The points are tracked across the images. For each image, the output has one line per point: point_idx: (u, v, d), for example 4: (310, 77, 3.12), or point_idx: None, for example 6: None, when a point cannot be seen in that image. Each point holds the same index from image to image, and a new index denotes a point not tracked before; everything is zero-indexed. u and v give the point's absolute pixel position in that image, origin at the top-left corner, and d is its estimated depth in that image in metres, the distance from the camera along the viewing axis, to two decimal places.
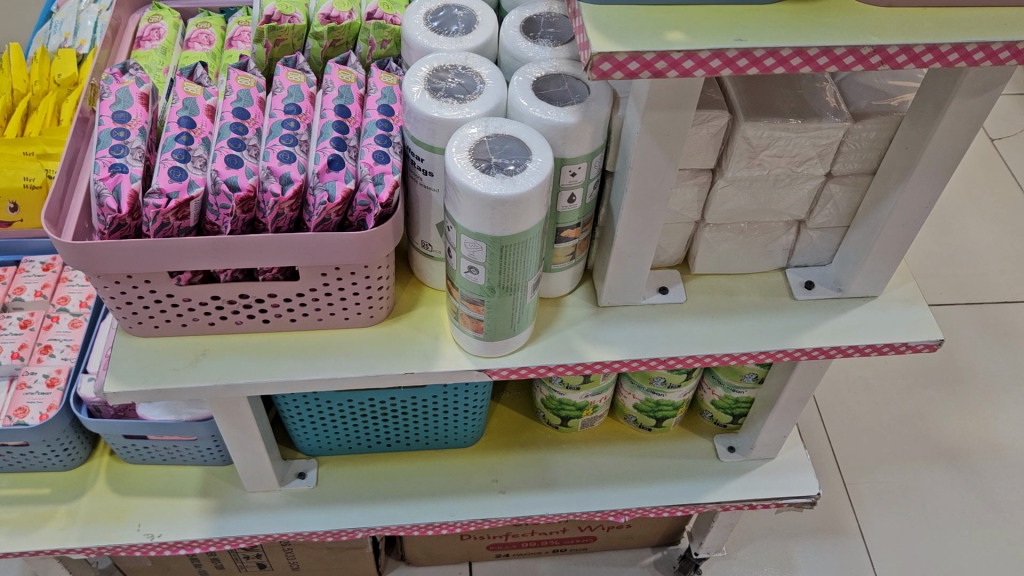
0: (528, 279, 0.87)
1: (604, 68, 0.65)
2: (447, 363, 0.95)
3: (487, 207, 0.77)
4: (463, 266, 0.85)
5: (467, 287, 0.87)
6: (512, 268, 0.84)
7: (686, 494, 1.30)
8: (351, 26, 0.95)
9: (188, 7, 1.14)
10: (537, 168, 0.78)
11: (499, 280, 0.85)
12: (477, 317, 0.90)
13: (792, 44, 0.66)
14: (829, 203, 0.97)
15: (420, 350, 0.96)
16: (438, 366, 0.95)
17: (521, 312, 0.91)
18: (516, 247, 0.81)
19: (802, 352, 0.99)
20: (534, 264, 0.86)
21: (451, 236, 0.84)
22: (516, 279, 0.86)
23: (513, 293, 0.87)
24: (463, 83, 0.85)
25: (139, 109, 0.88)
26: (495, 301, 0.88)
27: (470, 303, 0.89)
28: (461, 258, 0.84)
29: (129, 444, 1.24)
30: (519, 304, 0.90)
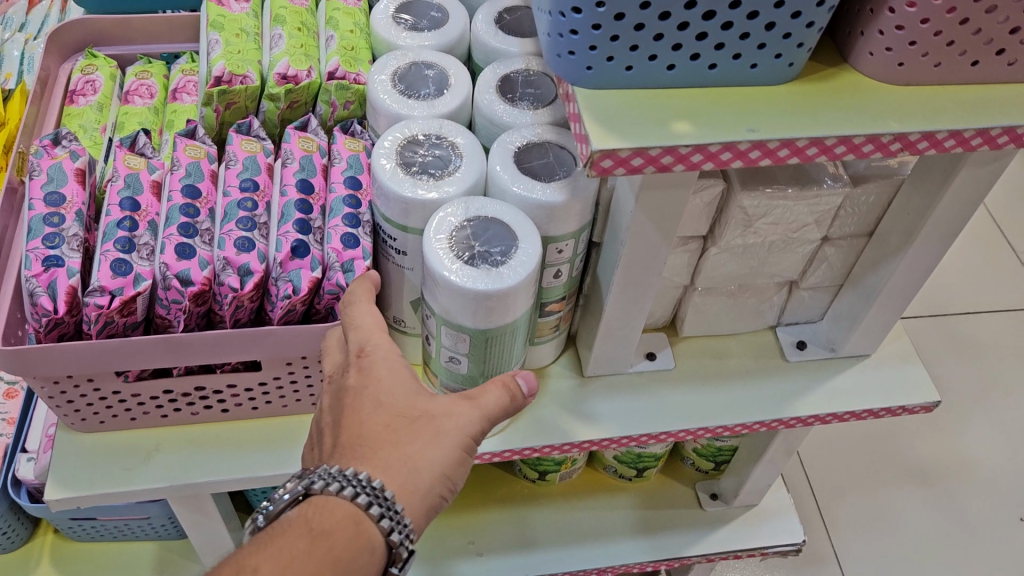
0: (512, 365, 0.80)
1: (605, 164, 0.60)
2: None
3: (472, 301, 0.70)
4: (442, 355, 0.78)
5: (445, 373, 0.80)
6: (495, 356, 0.77)
7: (669, 547, 1.26)
8: (309, 87, 0.86)
9: (125, 55, 1.04)
10: (524, 255, 0.71)
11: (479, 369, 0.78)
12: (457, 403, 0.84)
13: (808, 134, 0.60)
14: (823, 264, 0.92)
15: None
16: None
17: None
18: (502, 337, 0.75)
19: (797, 420, 0.94)
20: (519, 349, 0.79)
21: (429, 324, 0.77)
22: (500, 367, 0.79)
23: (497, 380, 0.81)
24: (438, 156, 0.78)
25: (74, 189, 0.79)
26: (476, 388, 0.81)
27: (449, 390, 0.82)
28: (441, 347, 0.77)
29: (75, 524, 1.15)
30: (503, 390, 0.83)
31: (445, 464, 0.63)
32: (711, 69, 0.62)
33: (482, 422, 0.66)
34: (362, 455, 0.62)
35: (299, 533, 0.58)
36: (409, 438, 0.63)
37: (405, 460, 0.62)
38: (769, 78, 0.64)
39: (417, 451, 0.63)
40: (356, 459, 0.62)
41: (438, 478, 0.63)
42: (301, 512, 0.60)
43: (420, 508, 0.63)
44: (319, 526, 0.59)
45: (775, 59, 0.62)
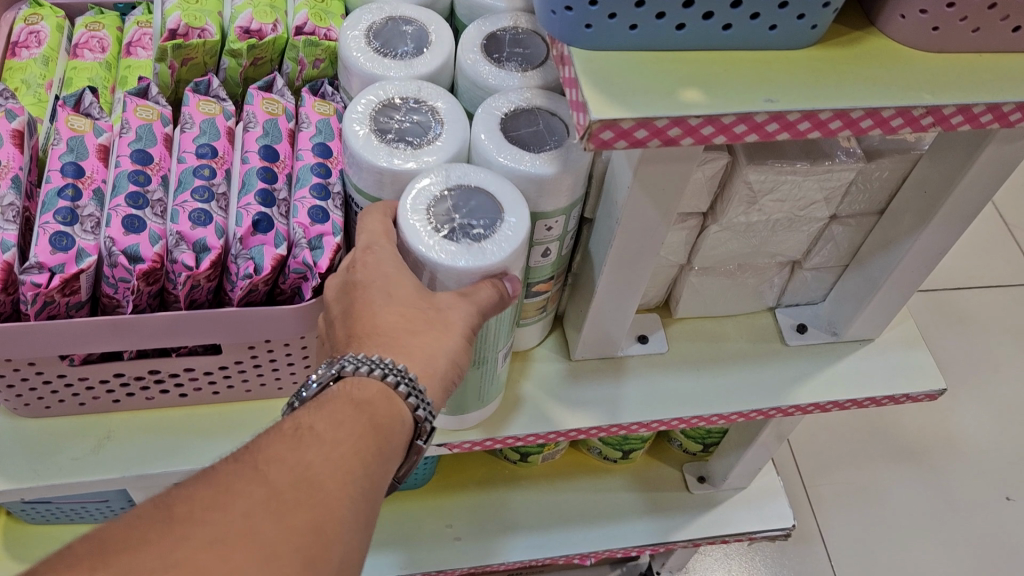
0: (494, 350, 0.73)
1: (604, 137, 0.53)
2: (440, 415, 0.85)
3: (450, 280, 0.63)
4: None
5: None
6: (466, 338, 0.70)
7: (655, 532, 1.21)
8: (275, 42, 0.78)
9: (74, 4, 0.95)
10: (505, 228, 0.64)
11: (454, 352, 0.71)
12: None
13: (832, 106, 0.54)
14: (829, 243, 0.86)
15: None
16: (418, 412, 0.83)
17: (488, 382, 0.78)
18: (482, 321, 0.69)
19: (796, 408, 0.89)
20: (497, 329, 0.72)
21: None
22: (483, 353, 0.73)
23: (480, 366, 0.74)
24: (418, 122, 0.71)
25: (10, 152, 0.71)
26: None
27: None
28: None
29: (29, 507, 1.08)
30: (482, 375, 0.76)
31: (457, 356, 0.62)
32: (725, 30, 0.55)
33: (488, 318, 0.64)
34: (380, 345, 0.60)
35: (339, 406, 0.56)
36: (428, 328, 0.62)
37: (421, 350, 0.61)
38: (789, 43, 0.57)
39: (430, 342, 0.61)
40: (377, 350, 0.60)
41: (452, 366, 0.62)
42: (335, 391, 0.57)
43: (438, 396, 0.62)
44: (357, 400, 0.56)
45: (796, 19, 0.56)
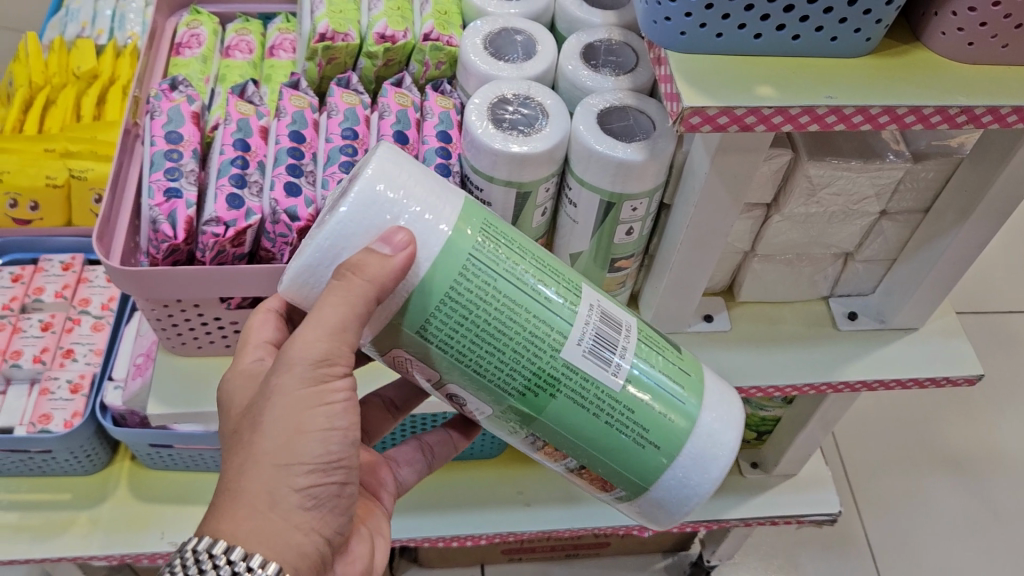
0: (534, 354, 0.63)
1: (693, 121, 0.65)
2: (652, 501, 0.70)
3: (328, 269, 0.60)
4: (469, 407, 0.69)
5: (501, 427, 0.70)
6: (493, 365, 0.64)
7: (710, 510, 1.31)
8: (405, 46, 0.93)
9: (226, 12, 1.11)
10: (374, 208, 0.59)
11: (508, 385, 0.65)
12: (557, 456, 0.70)
13: (881, 103, 0.66)
14: (879, 237, 0.97)
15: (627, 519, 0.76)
16: (629, 508, 0.73)
17: (615, 415, 0.66)
18: (460, 306, 0.61)
19: (845, 384, 0.99)
20: (547, 340, 0.63)
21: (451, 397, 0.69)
22: (519, 362, 0.63)
23: (538, 381, 0.64)
24: (526, 114, 0.84)
25: (190, 129, 0.88)
26: (540, 422, 0.67)
27: (530, 443, 0.71)
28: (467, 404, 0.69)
29: (154, 452, 1.22)
30: (580, 407, 0.66)
31: (285, 418, 0.62)
32: (795, 40, 0.68)
33: (360, 312, 0.59)
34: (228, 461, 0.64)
35: None
36: (243, 465, 0.62)
37: (260, 438, 0.62)
38: (848, 52, 0.69)
39: (263, 427, 0.62)
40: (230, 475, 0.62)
41: (296, 429, 0.62)
42: None
43: (285, 548, 0.61)
44: None
45: (854, 32, 0.68)
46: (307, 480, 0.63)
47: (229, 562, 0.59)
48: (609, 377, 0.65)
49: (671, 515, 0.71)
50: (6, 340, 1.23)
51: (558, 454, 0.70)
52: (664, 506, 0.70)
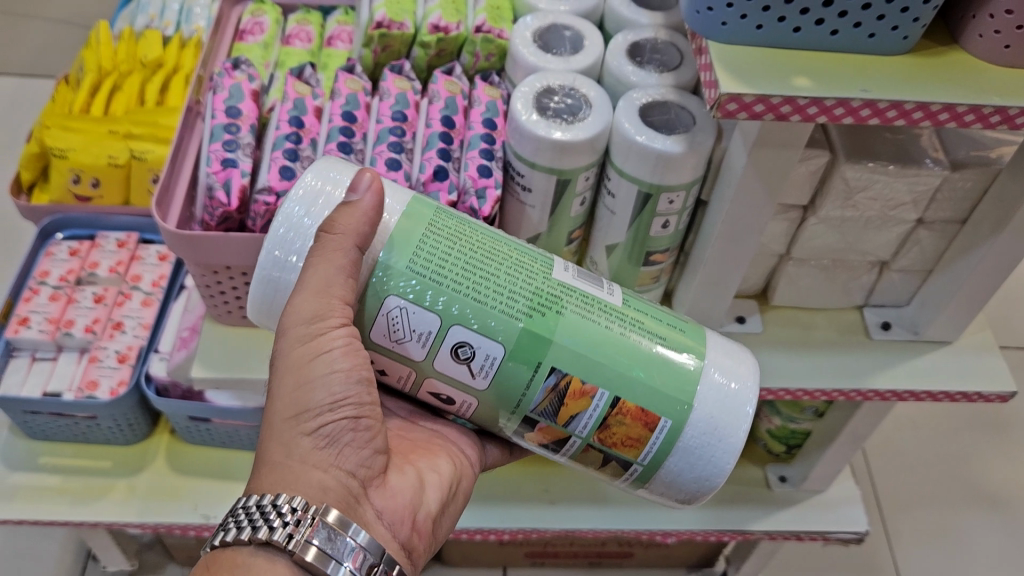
0: (532, 270, 0.70)
1: (729, 108, 0.67)
2: (708, 405, 0.69)
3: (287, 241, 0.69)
4: (474, 367, 0.69)
5: (513, 383, 0.69)
6: (492, 292, 0.67)
7: (735, 520, 1.30)
8: (457, 38, 0.99)
9: (289, 3, 1.16)
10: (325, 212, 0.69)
11: (514, 307, 0.67)
12: (586, 393, 0.69)
13: (916, 98, 0.67)
14: (915, 247, 0.97)
15: (700, 470, 0.71)
16: (689, 435, 0.69)
17: (626, 324, 0.70)
18: (454, 236, 0.69)
19: (875, 393, 0.99)
20: (537, 267, 0.70)
21: (448, 375, 0.70)
22: (521, 282, 0.68)
23: (542, 293, 0.69)
24: (569, 104, 0.87)
25: (249, 106, 0.93)
26: (556, 348, 0.67)
27: (554, 394, 0.69)
28: (474, 362, 0.68)
29: (192, 425, 1.26)
30: (589, 320, 0.69)
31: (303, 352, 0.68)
32: (833, 35, 0.70)
33: (343, 265, 0.66)
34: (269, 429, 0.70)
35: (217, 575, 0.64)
36: (266, 432, 0.70)
37: (290, 388, 0.69)
38: (885, 50, 0.71)
39: (286, 376, 0.69)
40: (272, 431, 0.69)
41: (313, 356, 0.68)
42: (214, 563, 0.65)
43: (307, 485, 0.67)
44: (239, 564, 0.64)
45: (892, 31, 0.69)
46: (318, 423, 0.69)
47: (276, 508, 0.64)
48: (604, 295, 0.71)
49: (730, 431, 0.70)
50: (60, 309, 1.28)
51: (586, 392, 0.69)
52: (720, 416, 0.69)
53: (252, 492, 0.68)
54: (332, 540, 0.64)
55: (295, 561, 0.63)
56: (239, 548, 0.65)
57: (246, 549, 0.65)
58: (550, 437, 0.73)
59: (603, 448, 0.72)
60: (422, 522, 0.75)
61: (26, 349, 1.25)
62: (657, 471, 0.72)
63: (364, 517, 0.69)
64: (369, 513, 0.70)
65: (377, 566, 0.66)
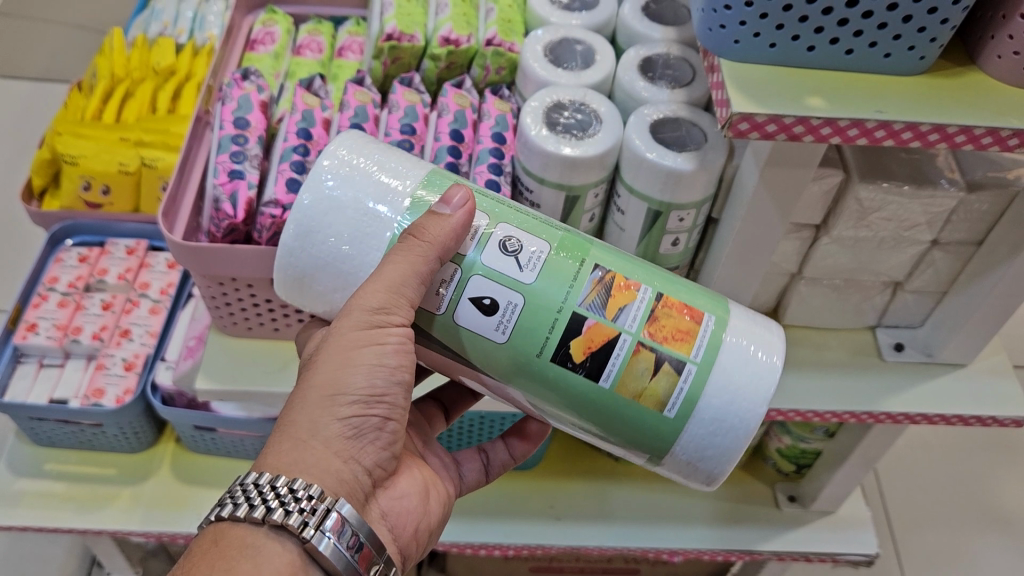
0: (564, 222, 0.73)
1: (741, 128, 0.66)
2: (744, 319, 0.69)
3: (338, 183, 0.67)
4: (521, 262, 0.66)
5: (562, 271, 0.66)
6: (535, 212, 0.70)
7: (743, 541, 1.28)
8: (468, 51, 1.00)
9: (300, 13, 1.16)
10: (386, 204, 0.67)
11: (555, 226, 0.69)
12: (633, 286, 0.67)
13: (932, 120, 0.66)
14: (930, 268, 0.96)
15: (752, 373, 0.66)
16: (732, 330, 0.68)
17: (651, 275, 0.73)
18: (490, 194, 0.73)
19: (887, 416, 0.97)
20: None
21: (492, 272, 0.66)
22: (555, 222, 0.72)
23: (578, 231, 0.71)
24: (580, 119, 0.86)
25: (258, 117, 0.93)
26: (598, 251, 0.68)
27: (604, 284, 0.66)
28: (521, 254, 0.66)
29: (197, 434, 1.25)
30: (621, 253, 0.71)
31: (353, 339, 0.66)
32: (848, 54, 0.68)
33: (424, 272, 0.64)
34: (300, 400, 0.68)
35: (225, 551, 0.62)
36: (295, 403, 0.67)
37: (337, 368, 0.67)
38: (901, 70, 0.69)
39: (335, 354, 0.67)
40: (306, 405, 0.67)
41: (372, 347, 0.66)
42: (220, 539, 0.63)
43: (324, 473, 0.65)
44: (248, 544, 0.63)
45: (908, 50, 0.68)
46: (352, 413, 0.67)
47: (290, 492, 0.63)
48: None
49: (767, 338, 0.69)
50: (68, 315, 1.28)
51: (632, 285, 0.67)
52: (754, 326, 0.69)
53: (260, 470, 0.65)
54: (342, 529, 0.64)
55: (305, 548, 0.63)
56: (250, 527, 0.64)
57: (257, 529, 0.64)
58: (594, 346, 0.65)
59: (654, 345, 0.65)
60: (422, 532, 0.76)
61: (33, 355, 1.25)
62: (710, 377, 0.66)
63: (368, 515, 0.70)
64: (374, 514, 0.71)
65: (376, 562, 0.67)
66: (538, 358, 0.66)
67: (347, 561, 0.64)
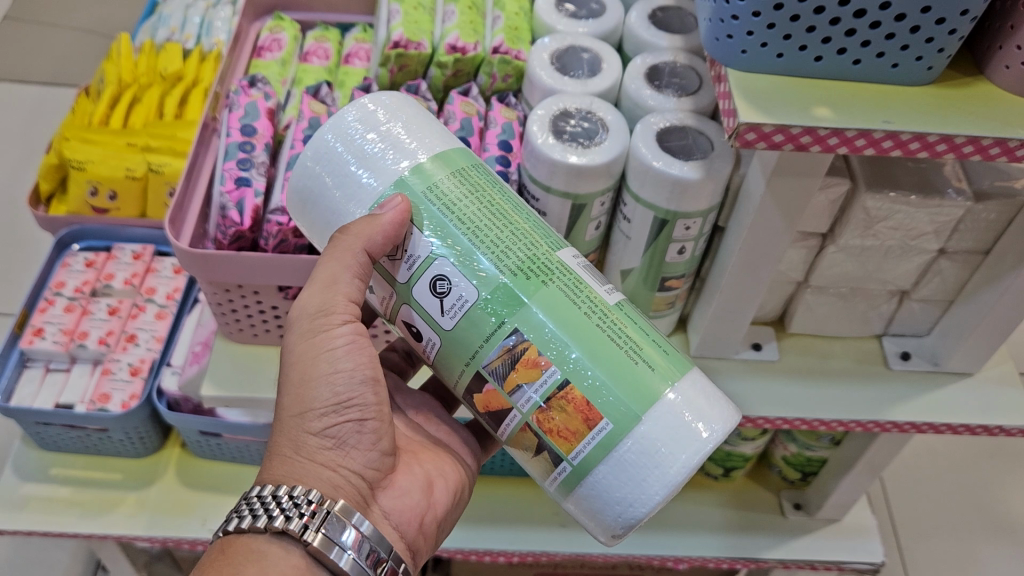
0: (535, 236, 0.67)
1: (748, 137, 0.66)
2: (659, 432, 0.61)
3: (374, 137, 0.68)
4: (443, 307, 0.65)
5: (475, 331, 0.64)
6: (491, 238, 0.65)
7: (748, 548, 1.28)
8: (474, 58, 1.00)
9: (307, 20, 1.16)
10: (382, 167, 0.67)
11: (500, 263, 0.64)
12: (540, 366, 0.63)
13: (939, 131, 0.65)
14: (937, 277, 0.95)
15: (627, 494, 0.62)
16: (628, 445, 0.62)
17: (614, 324, 0.64)
18: (477, 183, 0.68)
19: (893, 425, 0.97)
20: (543, 239, 0.67)
21: (421, 302, 0.67)
22: (517, 241, 0.65)
23: (535, 258, 0.65)
24: (587, 128, 0.86)
25: (265, 124, 0.94)
26: (528, 311, 0.63)
27: (512, 355, 0.64)
28: (446, 294, 0.65)
29: (202, 440, 1.26)
30: (573, 300, 0.64)
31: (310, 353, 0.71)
32: (855, 65, 0.68)
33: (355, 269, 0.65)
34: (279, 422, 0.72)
35: (234, 558, 0.64)
36: (277, 426, 0.72)
37: (298, 383, 0.71)
38: (909, 80, 0.69)
39: (296, 371, 0.71)
40: (283, 421, 0.71)
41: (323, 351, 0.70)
42: (229, 550, 0.65)
43: (315, 481, 0.68)
44: (255, 549, 0.65)
45: (916, 61, 0.68)
46: (324, 423, 0.70)
47: (290, 498, 0.66)
48: (602, 290, 0.66)
49: (670, 463, 0.61)
50: (75, 321, 1.28)
51: (542, 364, 0.63)
52: (666, 441, 0.61)
53: (263, 485, 0.69)
54: (339, 529, 0.65)
55: (308, 551, 0.64)
56: (255, 536, 0.66)
57: (262, 536, 0.66)
58: (490, 407, 0.67)
59: (541, 431, 0.65)
60: (430, 523, 0.75)
61: (39, 360, 1.25)
62: (585, 481, 0.64)
63: (375, 515, 0.71)
64: (376, 514, 0.71)
65: (384, 562, 0.67)
66: (455, 387, 0.68)
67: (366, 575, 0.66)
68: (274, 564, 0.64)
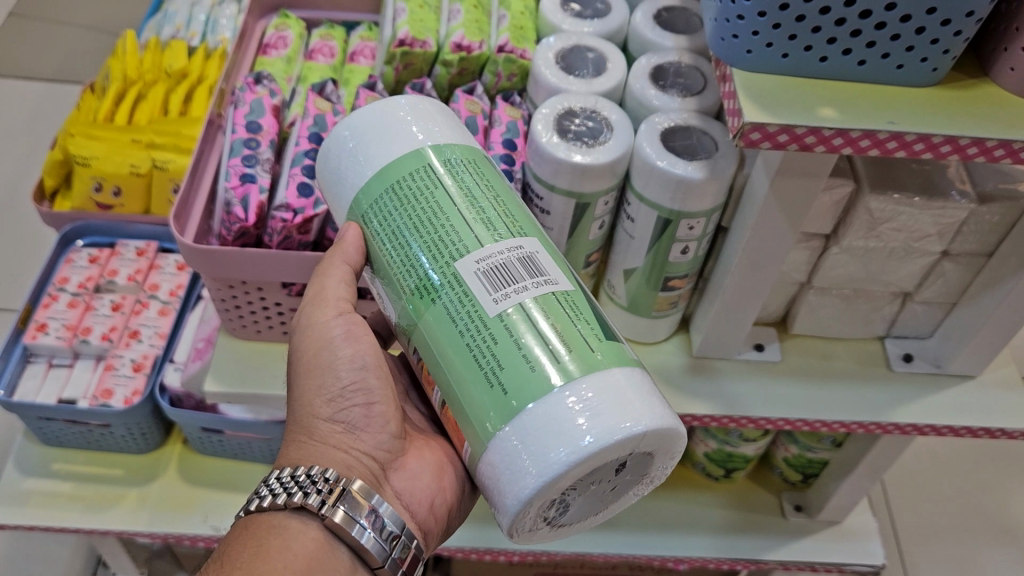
0: (433, 248, 0.62)
1: (753, 137, 0.66)
2: (501, 460, 0.57)
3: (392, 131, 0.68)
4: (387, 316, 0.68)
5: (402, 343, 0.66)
6: (399, 257, 0.65)
7: (749, 549, 1.28)
8: (480, 57, 1.01)
9: (312, 17, 1.17)
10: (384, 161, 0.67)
11: (405, 280, 0.64)
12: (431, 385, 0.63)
13: (944, 132, 0.66)
14: (940, 279, 0.95)
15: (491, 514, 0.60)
16: (482, 469, 0.59)
17: (487, 346, 0.58)
18: (406, 194, 0.65)
19: (895, 426, 0.96)
20: (445, 246, 0.62)
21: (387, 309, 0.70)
22: (416, 257, 0.63)
23: (428, 275, 0.62)
24: (590, 127, 0.86)
25: (270, 121, 0.95)
26: (420, 331, 0.63)
27: (417, 365, 0.65)
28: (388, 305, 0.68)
29: (205, 436, 1.26)
30: (450, 322, 0.60)
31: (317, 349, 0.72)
32: (860, 65, 0.68)
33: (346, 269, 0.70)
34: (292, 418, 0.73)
35: (256, 534, 0.65)
36: (291, 423, 0.73)
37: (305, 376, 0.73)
38: (913, 81, 0.69)
39: (302, 367, 0.73)
40: (295, 416, 0.73)
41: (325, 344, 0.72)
42: (252, 526, 0.66)
43: (327, 461, 0.69)
44: (275, 525, 0.66)
45: (920, 62, 0.68)
46: (332, 409, 0.71)
47: (309, 475, 0.66)
48: (484, 301, 0.59)
49: (508, 493, 0.56)
50: (78, 316, 1.28)
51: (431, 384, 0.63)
52: (505, 472, 0.56)
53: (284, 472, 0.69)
54: (358, 509, 0.65)
55: (326, 525, 0.64)
56: (275, 512, 0.66)
57: (280, 513, 0.66)
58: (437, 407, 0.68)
59: None
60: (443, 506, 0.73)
61: (42, 355, 1.26)
62: None
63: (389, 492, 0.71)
64: (385, 492, 0.70)
65: (399, 537, 0.65)
66: None
67: (388, 555, 0.65)
68: (293, 539, 0.64)
